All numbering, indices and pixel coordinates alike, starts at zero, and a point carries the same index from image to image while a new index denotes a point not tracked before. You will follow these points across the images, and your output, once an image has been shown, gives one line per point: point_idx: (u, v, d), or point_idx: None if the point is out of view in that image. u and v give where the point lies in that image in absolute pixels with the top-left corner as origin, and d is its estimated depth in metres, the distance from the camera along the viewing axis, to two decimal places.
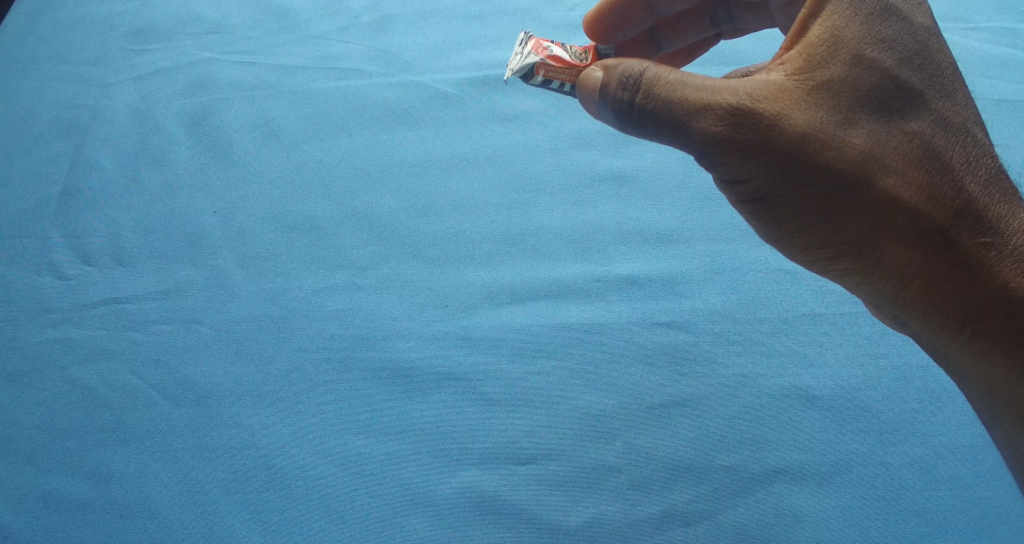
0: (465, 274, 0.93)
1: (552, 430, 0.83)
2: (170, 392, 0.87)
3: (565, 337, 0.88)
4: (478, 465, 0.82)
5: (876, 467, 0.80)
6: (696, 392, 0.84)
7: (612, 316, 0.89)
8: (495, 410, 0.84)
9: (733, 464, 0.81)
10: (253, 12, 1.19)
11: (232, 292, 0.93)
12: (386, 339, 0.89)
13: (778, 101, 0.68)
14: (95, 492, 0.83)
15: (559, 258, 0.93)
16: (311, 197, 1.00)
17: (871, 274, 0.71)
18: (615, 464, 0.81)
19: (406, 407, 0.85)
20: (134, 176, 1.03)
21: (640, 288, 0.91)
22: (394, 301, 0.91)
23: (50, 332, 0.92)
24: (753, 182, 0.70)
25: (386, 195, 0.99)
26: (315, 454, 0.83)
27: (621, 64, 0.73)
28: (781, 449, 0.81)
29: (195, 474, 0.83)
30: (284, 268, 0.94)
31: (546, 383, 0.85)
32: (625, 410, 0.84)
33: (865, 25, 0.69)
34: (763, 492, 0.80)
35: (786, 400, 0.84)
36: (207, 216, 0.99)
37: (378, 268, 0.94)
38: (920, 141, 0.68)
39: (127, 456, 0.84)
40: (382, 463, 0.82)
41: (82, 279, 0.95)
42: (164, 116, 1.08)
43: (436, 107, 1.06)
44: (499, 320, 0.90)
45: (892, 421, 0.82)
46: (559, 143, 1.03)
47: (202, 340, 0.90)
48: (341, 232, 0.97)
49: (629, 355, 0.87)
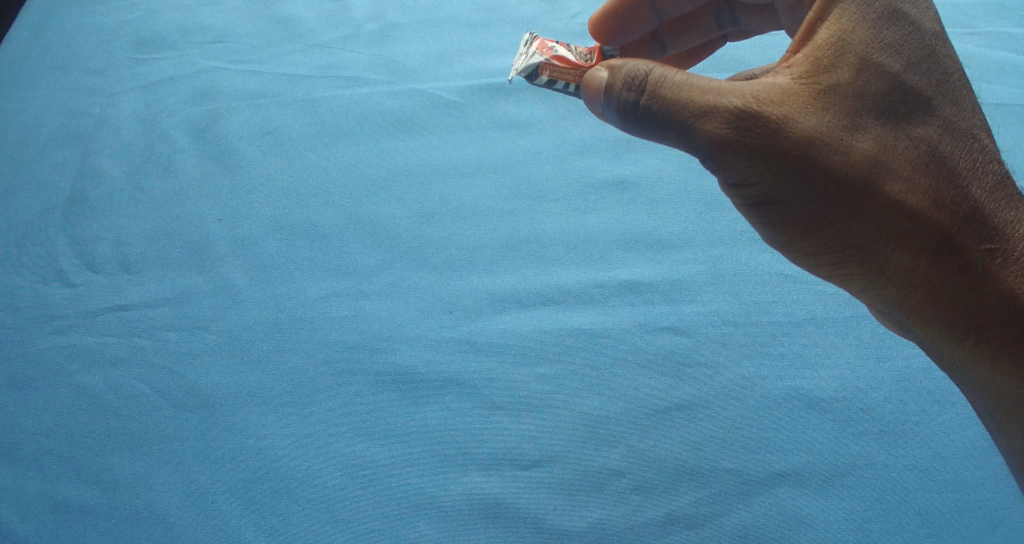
0: (413, 325, 0.80)
1: (515, 491, 0.71)
2: (118, 432, 0.77)
3: (521, 397, 0.75)
4: (428, 519, 0.70)
5: (818, 533, 0.69)
6: (640, 450, 0.72)
7: (549, 370, 0.77)
8: (380, 446, 0.74)
9: (654, 516, 0.70)
10: (259, 20, 1.09)
11: (205, 327, 0.82)
12: (324, 394, 0.77)
13: (781, 106, 0.59)
14: (39, 530, 0.73)
15: (507, 296, 0.81)
16: (263, 234, 0.88)
17: (875, 279, 0.62)
18: (553, 531, 0.69)
19: (374, 448, 0.74)
20: (91, 208, 0.92)
21: (597, 344, 0.78)
22: (326, 332, 0.80)
23: (5, 368, 0.81)
24: (757, 186, 0.61)
25: (324, 240, 0.87)
26: (252, 517, 0.71)
27: (628, 61, 0.62)
28: (735, 513, 0.70)
29: (120, 532, 0.72)
30: (201, 318, 0.82)
31: (500, 441, 0.73)
32: (575, 471, 0.72)
33: (871, 30, 0.60)
34: (678, 539, 0.69)
35: (732, 453, 0.72)
36: (112, 247, 0.88)
37: (292, 303, 0.83)
38: (924, 147, 0.60)
39: (78, 492, 0.74)
40: (313, 523, 0.71)
41: (53, 296, 0.85)
42: (166, 128, 0.98)
43: (413, 129, 0.95)
44: (456, 369, 0.77)
45: (881, 484, 0.70)
46: (530, 171, 0.91)
47: (153, 376, 0.79)
48: (297, 263, 0.85)
49: (581, 421, 0.74)
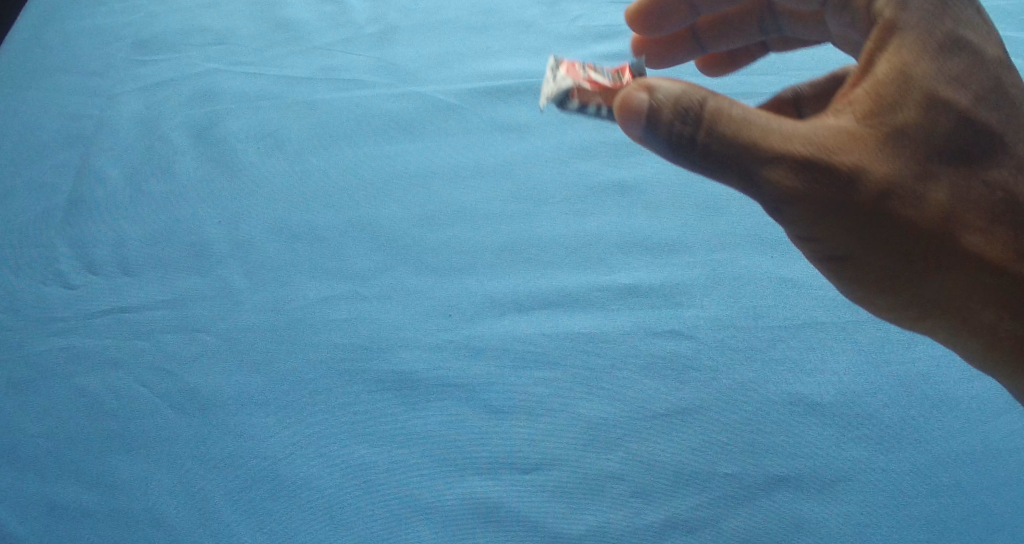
0: (470, 283, 0.80)
1: (560, 435, 0.70)
2: (177, 400, 0.74)
3: (565, 344, 0.75)
4: (482, 474, 0.68)
5: (881, 472, 0.66)
6: (702, 398, 0.71)
7: (613, 325, 0.76)
8: (416, 409, 0.72)
9: (735, 472, 0.67)
10: (259, 24, 1.12)
11: (238, 302, 0.80)
12: (387, 347, 0.76)
13: (856, 150, 0.58)
14: (100, 502, 0.69)
15: (559, 266, 0.81)
16: (313, 207, 0.88)
17: (958, 333, 0.62)
18: (616, 470, 0.68)
19: (419, 415, 0.72)
20: (138, 184, 0.92)
21: (640, 295, 0.78)
22: (393, 311, 0.79)
23: (56, 341, 0.79)
24: (832, 243, 0.60)
25: (393, 205, 0.88)
26: (321, 462, 0.69)
27: (672, 89, 0.58)
28: (775, 455, 0.67)
29: (198, 479, 0.69)
30: (288, 275, 0.82)
31: (548, 393, 0.72)
32: (631, 417, 0.70)
33: (936, 61, 0.59)
34: (767, 499, 0.65)
35: (785, 407, 0.70)
36: (213, 227, 0.87)
37: (382, 279, 0.81)
38: (1003, 193, 0.60)
39: (132, 464, 0.70)
40: (388, 470, 0.69)
41: (88, 288, 0.82)
42: (258, 122, 0.98)
43: (439, 118, 0.97)
44: (502, 330, 0.77)
45: (898, 423, 0.68)
46: (561, 154, 0.91)
47: (204, 348, 0.77)
48: (347, 241, 0.85)
49: (628, 362, 0.73)
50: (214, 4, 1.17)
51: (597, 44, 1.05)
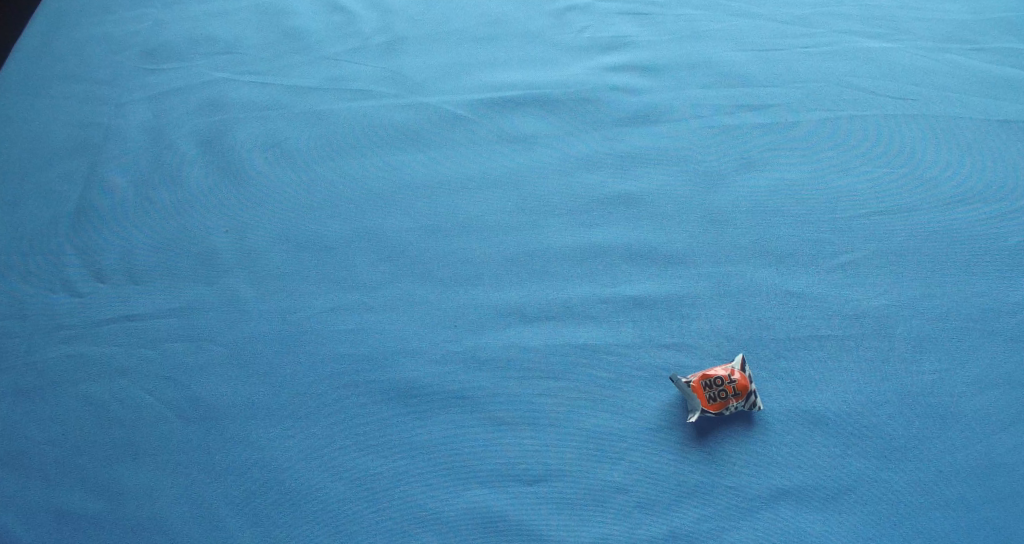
0: (474, 295, 0.80)
1: (565, 446, 0.70)
2: (182, 409, 0.74)
3: (569, 356, 0.75)
4: (487, 484, 0.68)
5: (886, 487, 0.65)
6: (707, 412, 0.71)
7: (618, 337, 0.76)
8: (421, 420, 0.72)
9: (737, 485, 0.67)
10: (269, 33, 1.13)
11: (244, 311, 0.81)
12: (393, 358, 0.76)
13: None
14: (106, 509, 0.68)
15: (564, 278, 0.81)
16: (320, 216, 0.89)
17: None
18: (619, 482, 0.67)
19: (424, 426, 0.71)
20: (148, 192, 0.93)
21: (645, 308, 0.78)
22: (398, 322, 0.79)
23: (64, 348, 0.79)
24: None
25: (398, 215, 0.88)
26: (323, 472, 0.69)
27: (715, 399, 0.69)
28: (776, 469, 0.67)
29: (203, 488, 0.69)
30: (294, 285, 0.82)
31: (553, 406, 0.72)
32: (634, 430, 0.70)
33: None
34: (770, 511, 0.65)
35: (788, 421, 0.69)
36: (220, 236, 0.88)
37: (387, 289, 0.82)
38: None
39: (138, 472, 0.70)
40: (392, 480, 0.68)
41: (96, 297, 0.83)
42: (267, 132, 0.99)
43: (445, 129, 0.97)
44: (507, 341, 0.77)
45: (903, 436, 0.68)
46: (567, 166, 0.92)
47: (211, 357, 0.77)
48: (352, 251, 0.85)
49: (632, 374, 0.73)
50: (222, 14, 1.18)
51: (601, 56, 1.05)
